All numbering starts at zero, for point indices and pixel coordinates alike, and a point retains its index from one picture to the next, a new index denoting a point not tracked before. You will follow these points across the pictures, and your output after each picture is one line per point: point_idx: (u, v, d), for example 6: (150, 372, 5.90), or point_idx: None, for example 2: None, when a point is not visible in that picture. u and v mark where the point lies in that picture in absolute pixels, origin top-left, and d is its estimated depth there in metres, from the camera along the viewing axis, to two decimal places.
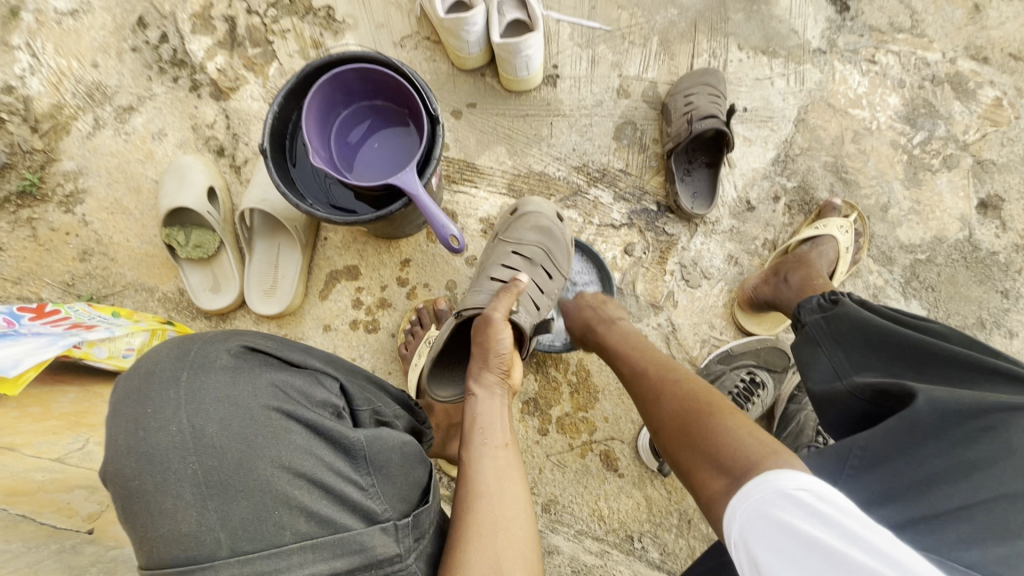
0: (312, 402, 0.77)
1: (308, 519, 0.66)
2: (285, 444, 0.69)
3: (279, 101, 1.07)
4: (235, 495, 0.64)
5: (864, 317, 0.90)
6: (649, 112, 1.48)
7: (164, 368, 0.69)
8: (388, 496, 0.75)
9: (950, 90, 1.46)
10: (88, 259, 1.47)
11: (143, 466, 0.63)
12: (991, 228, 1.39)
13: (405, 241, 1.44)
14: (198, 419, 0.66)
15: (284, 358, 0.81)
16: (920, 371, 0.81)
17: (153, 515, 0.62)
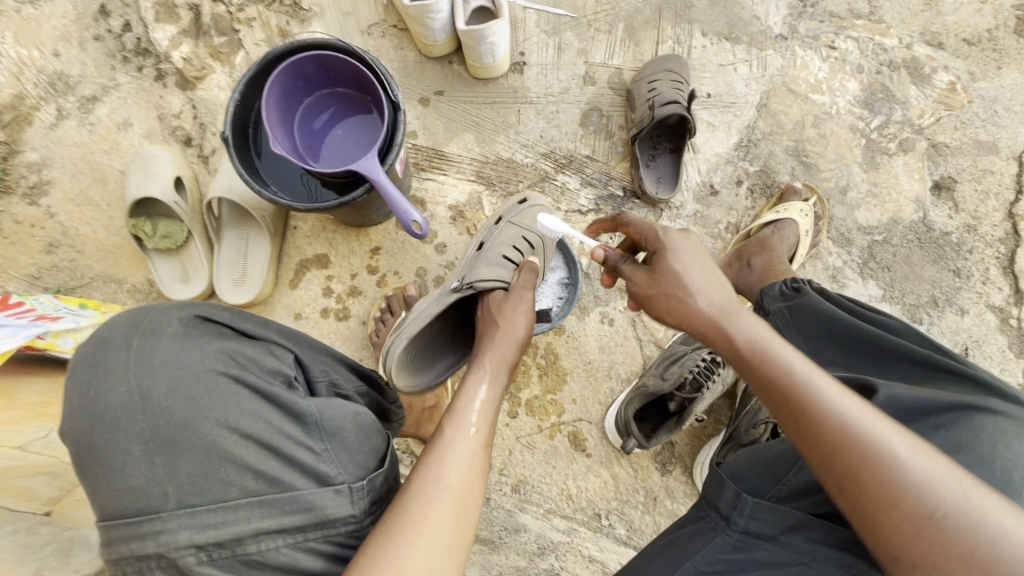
0: (263, 370, 0.74)
1: (255, 476, 0.66)
2: (233, 406, 0.68)
3: (241, 88, 1.08)
4: (182, 452, 0.64)
5: (825, 310, 0.88)
6: (615, 98, 1.50)
7: (117, 335, 0.70)
8: (342, 460, 0.72)
9: (906, 75, 1.50)
10: (55, 252, 1.46)
11: (95, 424, 0.64)
12: (945, 209, 1.44)
13: (374, 230, 1.44)
14: (146, 381, 0.66)
15: (238, 329, 0.78)
16: (880, 365, 0.81)
17: (105, 471, 0.63)
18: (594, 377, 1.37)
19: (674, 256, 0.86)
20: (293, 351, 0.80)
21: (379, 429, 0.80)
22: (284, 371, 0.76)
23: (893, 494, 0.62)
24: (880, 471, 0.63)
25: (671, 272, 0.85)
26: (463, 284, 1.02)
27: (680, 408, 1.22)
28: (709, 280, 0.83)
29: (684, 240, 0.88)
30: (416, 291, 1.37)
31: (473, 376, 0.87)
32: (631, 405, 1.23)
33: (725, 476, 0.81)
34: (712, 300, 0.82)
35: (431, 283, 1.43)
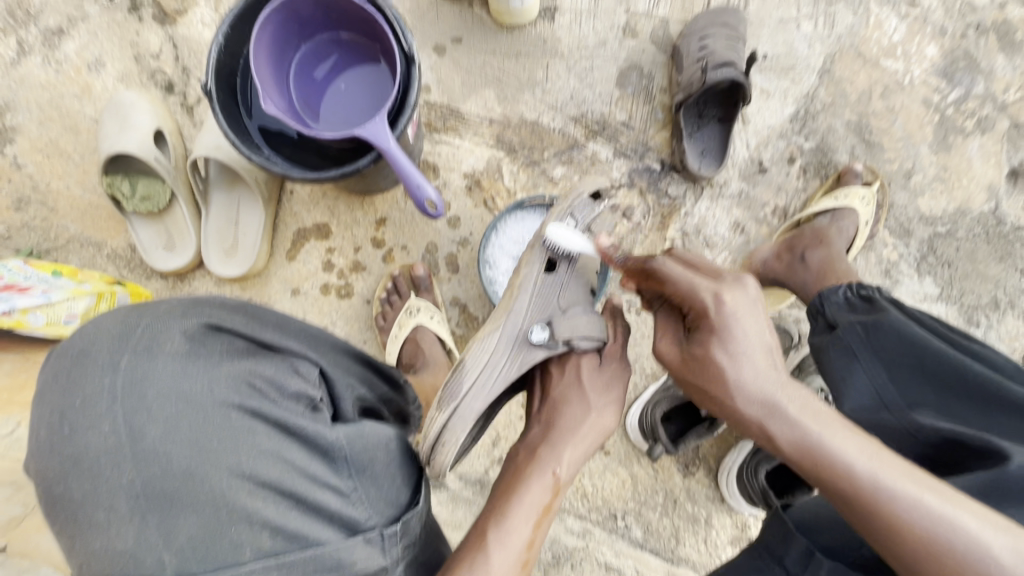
0: (282, 395, 0.58)
1: (273, 533, 0.51)
2: (246, 448, 0.52)
3: (226, 30, 0.90)
4: (182, 507, 0.49)
5: (916, 336, 0.77)
6: (658, 55, 1.31)
7: (101, 349, 0.51)
8: (373, 500, 0.60)
9: (994, 40, 1.30)
10: (25, 209, 1.31)
11: (70, 472, 0.48)
12: (1019, 200, 1.28)
13: (380, 198, 1.29)
14: (136, 417, 0.49)
15: (254, 338, 0.60)
16: (984, 413, 0.70)
17: (82, 527, 0.48)
18: None
19: (717, 336, 0.67)
20: (320, 364, 0.64)
21: (409, 453, 0.68)
22: (309, 394, 0.60)
23: (966, 572, 0.53)
24: (951, 548, 0.54)
25: (711, 361, 0.67)
26: (553, 339, 0.88)
27: None
28: (749, 362, 0.65)
29: (735, 308, 0.67)
30: (424, 271, 1.24)
31: (537, 475, 0.79)
32: (658, 407, 1.14)
33: (791, 526, 0.72)
34: (749, 385, 0.64)
35: (442, 261, 1.30)
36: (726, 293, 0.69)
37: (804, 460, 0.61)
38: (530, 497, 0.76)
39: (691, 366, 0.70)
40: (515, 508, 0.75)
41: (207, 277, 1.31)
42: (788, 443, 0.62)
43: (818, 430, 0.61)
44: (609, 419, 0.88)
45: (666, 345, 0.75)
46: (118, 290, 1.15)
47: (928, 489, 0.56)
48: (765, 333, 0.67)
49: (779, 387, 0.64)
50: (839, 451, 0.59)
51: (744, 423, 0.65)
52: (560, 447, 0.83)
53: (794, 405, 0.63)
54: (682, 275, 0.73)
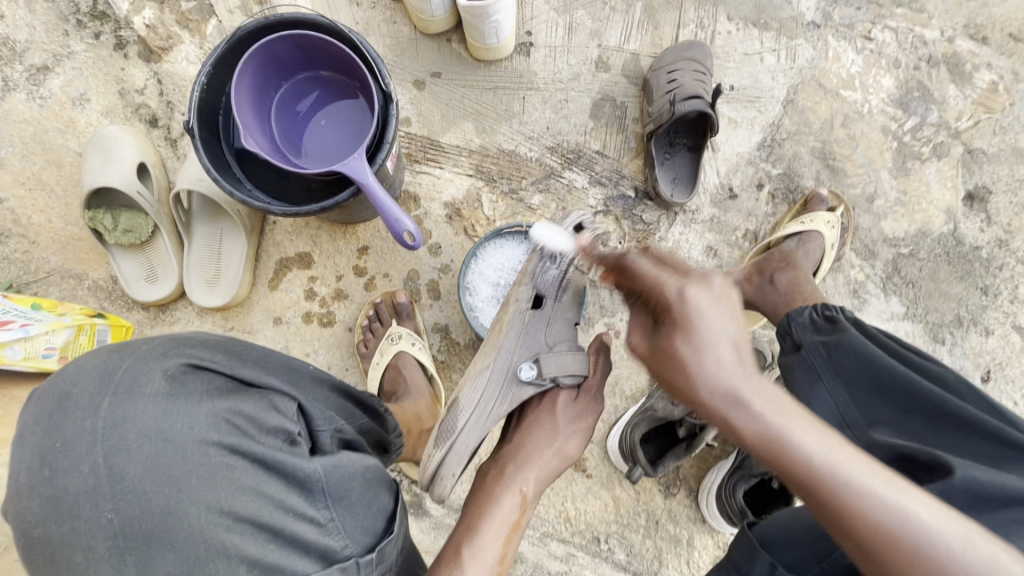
0: (262, 430, 0.59)
1: (250, 567, 0.52)
2: (225, 485, 0.53)
3: (207, 70, 0.94)
4: (161, 546, 0.50)
5: (873, 356, 0.80)
6: (629, 87, 1.37)
7: (83, 391, 0.51)
8: (349, 530, 0.61)
9: (945, 72, 1.38)
10: (5, 242, 1.31)
11: (49, 513, 0.48)
12: (976, 221, 1.34)
13: (362, 227, 1.32)
14: (117, 458, 0.50)
15: (235, 376, 0.61)
16: (938, 430, 0.73)
17: (60, 569, 0.48)
18: None
19: (682, 329, 0.62)
20: (298, 399, 0.65)
21: (388, 482, 0.69)
22: (287, 429, 0.61)
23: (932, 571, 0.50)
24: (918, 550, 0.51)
25: (676, 354, 0.61)
26: (541, 376, 0.93)
27: (689, 433, 1.16)
28: (715, 351, 0.59)
29: (699, 300, 0.63)
30: (406, 298, 1.26)
31: (507, 492, 0.83)
32: (636, 430, 1.15)
33: (755, 543, 0.75)
34: (714, 376, 0.58)
35: (424, 288, 1.32)
36: (692, 288, 0.64)
37: (770, 456, 0.56)
38: (501, 511, 0.80)
39: (656, 361, 0.64)
40: (487, 524, 0.78)
41: (189, 307, 1.32)
42: (757, 442, 0.56)
43: (785, 425, 0.56)
44: (575, 442, 0.94)
45: (637, 336, 0.68)
46: (98, 323, 1.15)
47: (893, 489, 0.54)
48: (731, 325, 0.61)
49: (748, 378, 0.58)
50: (806, 447, 0.55)
51: (706, 416, 0.59)
52: (530, 467, 0.87)
53: (763, 402, 0.57)
54: (651, 269, 0.69)
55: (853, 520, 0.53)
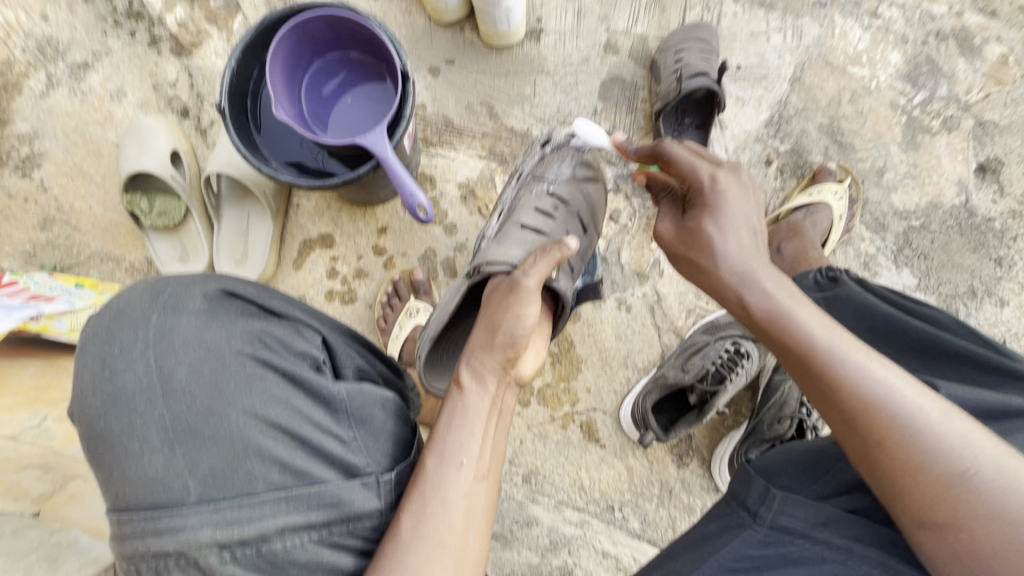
0: (290, 351, 0.69)
1: (281, 468, 0.61)
2: (258, 392, 0.63)
3: (237, 55, 1.00)
4: (205, 440, 0.60)
5: (870, 303, 0.82)
6: (637, 69, 1.40)
7: (136, 310, 0.64)
8: (372, 449, 0.68)
9: (954, 46, 1.39)
10: (50, 228, 1.40)
11: (111, 407, 0.59)
12: (989, 193, 1.35)
13: (381, 208, 1.37)
14: (166, 361, 0.61)
15: (265, 307, 0.72)
16: (930, 365, 0.77)
17: (119, 459, 0.58)
18: (610, 366, 1.31)
19: (711, 213, 0.77)
20: (324, 333, 0.74)
21: (407, 417, 0.75)
22: (312, 355, 0.70)
23: (907, 441, 0.62)
24: (892, 421, 0.63)
25: (703, 233, 0.77)
26: (472, 269, 0.93)
27: (700, 400, 1.16)
28: (735, 235, 0.76)
29: (727, 189, 0.77)
30: (422, 275, 1.32)
31: (449, 392, 0.75)
32: (648, 398, 1.16)
33: (754, 474, 0.77)
34: (731, 256, 0.75)
35: (440, 266, 1.37)
36: (722, 179, 0.78)
37: (774, 326, 0.71)
38: (465, 416, 0.72)
39: (685, 239, 0.79)
40: (454, 428, 0.70)
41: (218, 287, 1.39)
42: (762, 310, 0.73)
43: (791, 303, 0.72)
44: (526, 339, 0.77)
45: (664, 226, 0.84)
46: None
47: (884, 369, 0.65)
48: (749, 215, 0.77)
49: (763, 264, 0.75)
50: (806, 324, 0.69)
51: (723, 291, 0.76)
52: (466, 360, 0.77)
53: (771, 280, 0.74)
54: (687, 156, 0.81)
55: (840, 390, 0.65)
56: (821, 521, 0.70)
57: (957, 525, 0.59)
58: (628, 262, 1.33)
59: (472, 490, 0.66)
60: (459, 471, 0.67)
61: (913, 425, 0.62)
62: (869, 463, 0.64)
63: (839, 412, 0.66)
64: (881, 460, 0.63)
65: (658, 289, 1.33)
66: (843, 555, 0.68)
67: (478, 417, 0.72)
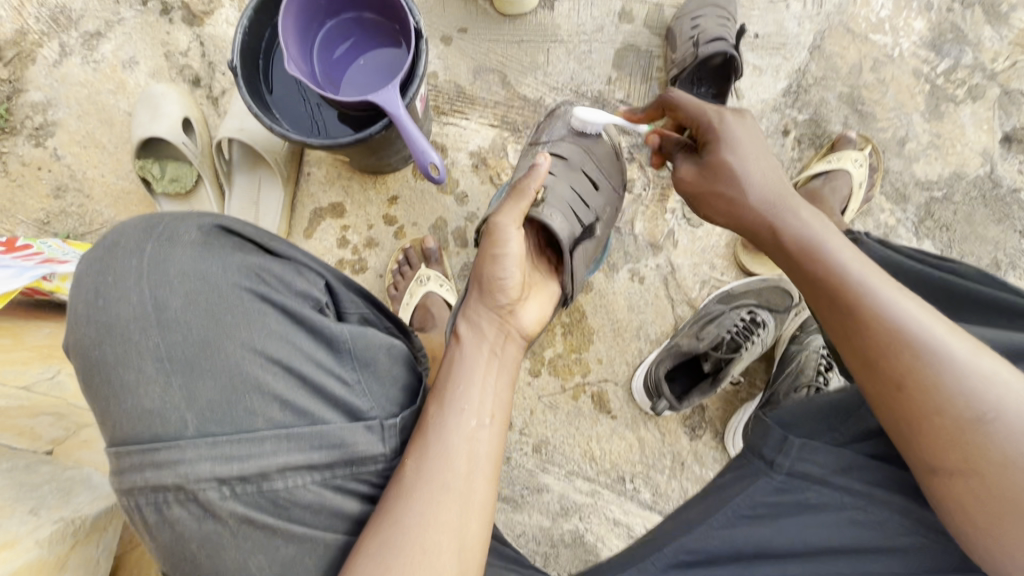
0: (290, 291, 0.66)
1: (282, 407, 0.60)
2: (257, 329, 0.62)
3: (249, 14, 0.99)
4: (204, 374, 0.59)
5: (888, 258, 0.84)
6: (652, 37, 1.38)
7: (131, 242, 0.62)
8: (375, 394, 0.66)
9: (980, 13, 1.35)
10: (62, 196, 1.41)
11: (105, 338, 0.58)
12: (1014, 163, 1.31)
13: (392, 177, 1.36)
14: (161, 293, 0.59)
15: (264, 246, 0.70)
16: (953, 311, 0.77)
17: (115, 389, 0.57)
18: (623, 337, 1.29)
19: (729, 146, 0.84)
20: (326, 275, 0.72)
21: (413, 364, 0.73)
22: (314, 296, 0.68)
23: (931, 371, 0.61)
24: (920, 345, 0.62)
25: (726, 164, 0.83)
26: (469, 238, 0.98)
27: (715, 367, 1.14)
28: (757, 167, 0.83)
29: (738, 126, 0.85)
30: (434, 243, 1.31)
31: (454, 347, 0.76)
32: (661, 365, 1.14)
33: (771, 424, 0.77)
34: (757, 187, 0.82)
35: (451, 235, 1.36)
36: (733, 120, 0.86)
37: (805, 253, 0.74)
38: (466, 365, 0.73)
39: (709, 174, 0.85)
40: (457, 377, 0.71)
41: None
42: (794, 236, 0.76)
43: (821, 232, 0.75)
44: (511, 276, 0.80)
45: (685, 168, 0.89)
46: None
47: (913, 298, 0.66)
48: (764, 154, 0.84)
49: (792, 195, 0.81)
50: (835, 250, 0.72)
51: (756, 219, 0.81)
52: (466, 318, 0.79)
53: (804, 212, 0.78)
54: (696, 102, 0.88)
55: (869, 317, 0.66)
56: (845, 467, 0.70)
57: (968, 471, 0.59)
58: (641, 232, 1.31)
59: (476, 435, 0.66)
60: (462, 415, 0.67)
61: (941, 352, 0.62)
62: (897, 396, 0.63)
63: (862, 340, 0.66)
64: (910, 386, 0.62)
65: (672, 259, 1.30)
66: (860, 499, 0.69)
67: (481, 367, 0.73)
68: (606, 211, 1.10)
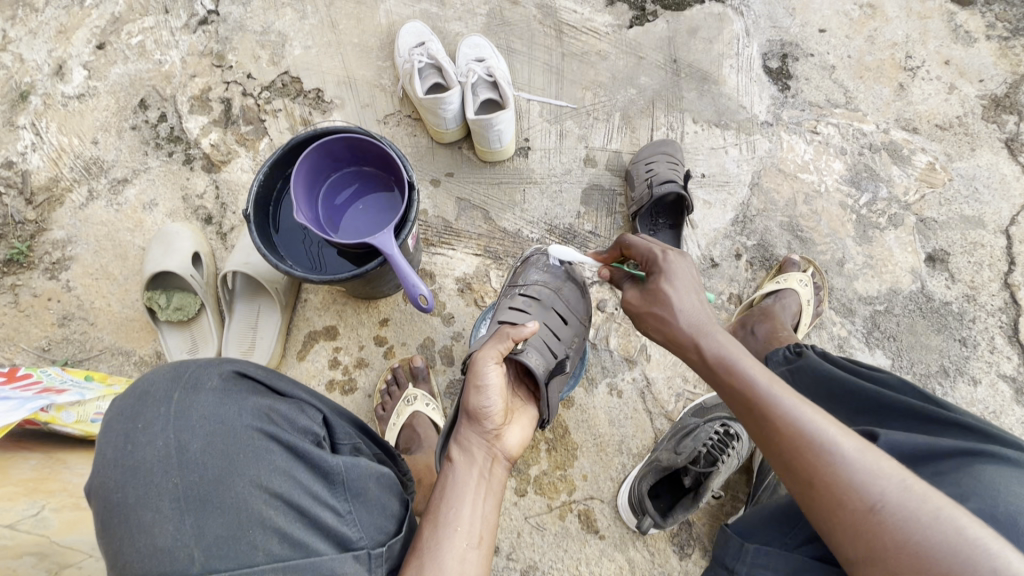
0: (294, 428, 0.74)
1: (281, 540, 0.64)
2: (266, 464, 0.67)
3: (264, 171, 1.15)
4: (213, 512, 0.62)
5: (825, 370, 0.98)
6: (614, 178, 1.60)
7: (159, 389, 0.68)
8: (365, 524, 0.71)
9: (887, 156, 1.60)
10: (67, 324, 1.48)
11: (127, 478, 0.62)
12: (941, 279, 1.47)
13: (383, 301, 1.47)
14: (184, 435, 0.65)
15: (272, 386, 0.78)
16: (880, 418, 0.89)
17: (131, 530, 0.60)
18: (605, 452, 1.33)
19: (664, 278, 0.96)
20: (325, 411, 0.80)
21: (399, 492, 0.79)
22: (314, 431, 0.75)
23: (829, 476, 0.69)
24: (815, 453, 0.71)
25: (661, 293, 0.95)
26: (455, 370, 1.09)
27: (696, 482, 1.15)
28: (686, 297, 0.94)
29: (675, 262, 0.97)
30: (422, 362, 1.38)
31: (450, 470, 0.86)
32: (643, 481, 1.17)
33: (732, 533, 0.87)
34: (682, 313, 0.93)
35: (438, 354, 1.44)
36: (672, 256, 0.98)
37: (723, 373, 0.85)
38: (460, 491, 0.82)
39: (647, 298, 0.97)
40: (452, 504, 0.80)
41: None
42: (715, 358, 0.87)
43: (738, 353, 0.86)
44: (496, 408, 0.91)
45: (631, 296, 1.01)
46: None
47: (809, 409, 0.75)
48: (691, 284, 0.95)
49: (712, 321, 0.91)
50: (746, 370, 0.82)
51: (686, 341, 0.92)
52: (458, 443, 0.89)
53: (720, 334, 0.89)
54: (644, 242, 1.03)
55: (774, 429, 0.75)
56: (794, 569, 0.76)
57: (873, 558, 0.63)
58: (616, 347, 1.40)
59: (468, 561, 0.75)
60: (456, 540, 0.75)
61: (836, 458, 0.69)
62: (810, 502, 0.70)
63: (777, 454, 0.75)
64: (818, 495, 0.69)
65: (647, 373, 1.38)
66: None
67: (474, 493, 0.82)
68: (573, 345, 1.22)
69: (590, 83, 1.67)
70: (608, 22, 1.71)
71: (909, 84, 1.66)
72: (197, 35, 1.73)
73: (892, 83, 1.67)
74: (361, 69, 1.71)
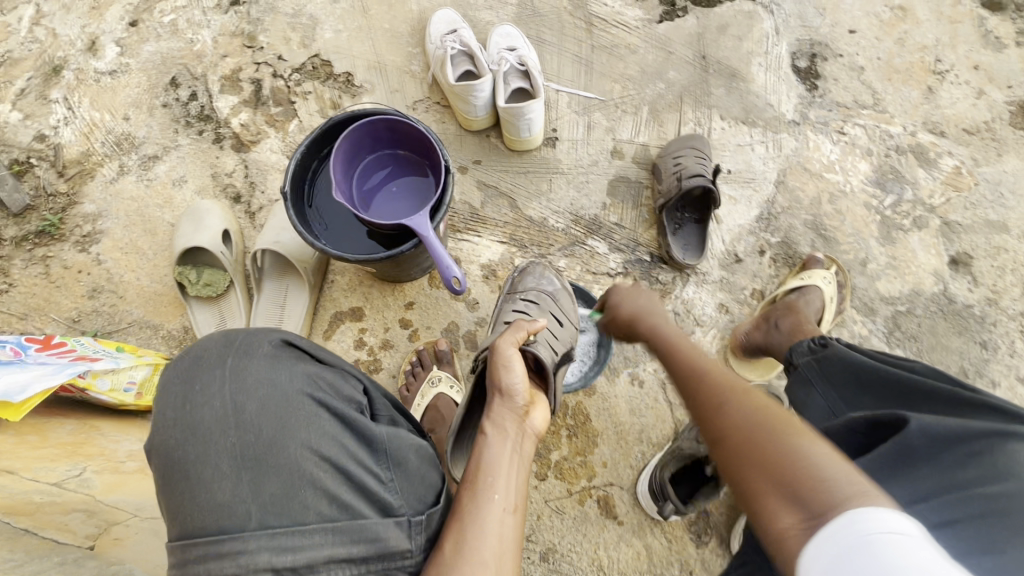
0: (340, 396, 0.76)
1: (330, 502, 0.66)
2: (315, 428, 0.69)
3: (303, 149, 1.16)
4: (268, 471, 0.65)
5: (851, 358, 0.99)
6: (640, 171, 1.61)
7: (213, 354, 0.72)
8: (406, 492, 0.72)
9: (913, 159, 1.61)
10: (96, 297, 1.50)
11: (187, 437, 0.66)
12: (964, 282, 1.48)
13: (409, 284, 1.48)
14: (239, 396, 0.69)
15: (317, 357, 0.80)
16: (908, 401, 0.89)
17: (192, 485, 0.64)
18: (625, 440, 1.34)
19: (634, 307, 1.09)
20: (366, 383, 0.82)
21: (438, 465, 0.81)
22: (358, 400, 0.77)
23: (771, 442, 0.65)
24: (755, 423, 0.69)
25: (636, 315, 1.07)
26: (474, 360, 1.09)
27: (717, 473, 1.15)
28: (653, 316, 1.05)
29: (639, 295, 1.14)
30: (446, 345, 1.41)
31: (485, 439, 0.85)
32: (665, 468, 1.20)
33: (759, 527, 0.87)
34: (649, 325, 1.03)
35: (462, 339, 1.46)
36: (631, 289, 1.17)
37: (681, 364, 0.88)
38: (499, 458, 0.81)
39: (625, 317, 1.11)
40: (492, 469, 0.79)
41: None
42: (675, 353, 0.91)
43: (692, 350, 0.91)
44: (525, 386, 0.93)
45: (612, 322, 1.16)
46: None
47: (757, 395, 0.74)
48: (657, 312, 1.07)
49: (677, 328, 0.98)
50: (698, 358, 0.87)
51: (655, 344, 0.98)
52: (492, 416, 0.89)
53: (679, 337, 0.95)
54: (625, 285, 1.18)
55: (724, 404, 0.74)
56: None
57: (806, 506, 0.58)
58: None
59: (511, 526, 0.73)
60: (501, 504, 0.74)
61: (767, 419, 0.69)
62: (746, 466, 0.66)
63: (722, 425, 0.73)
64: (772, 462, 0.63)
65: None
66: None
67: (510, 459, 0.81)
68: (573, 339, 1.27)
69: (619, 76, 1.68)
70: (638, 16, 1.72)
71: (936, 87, 1.67)
72: (229, 16, 1.74)
73: (921, 86, 1.67)
74: (391, 55, 1.72)
